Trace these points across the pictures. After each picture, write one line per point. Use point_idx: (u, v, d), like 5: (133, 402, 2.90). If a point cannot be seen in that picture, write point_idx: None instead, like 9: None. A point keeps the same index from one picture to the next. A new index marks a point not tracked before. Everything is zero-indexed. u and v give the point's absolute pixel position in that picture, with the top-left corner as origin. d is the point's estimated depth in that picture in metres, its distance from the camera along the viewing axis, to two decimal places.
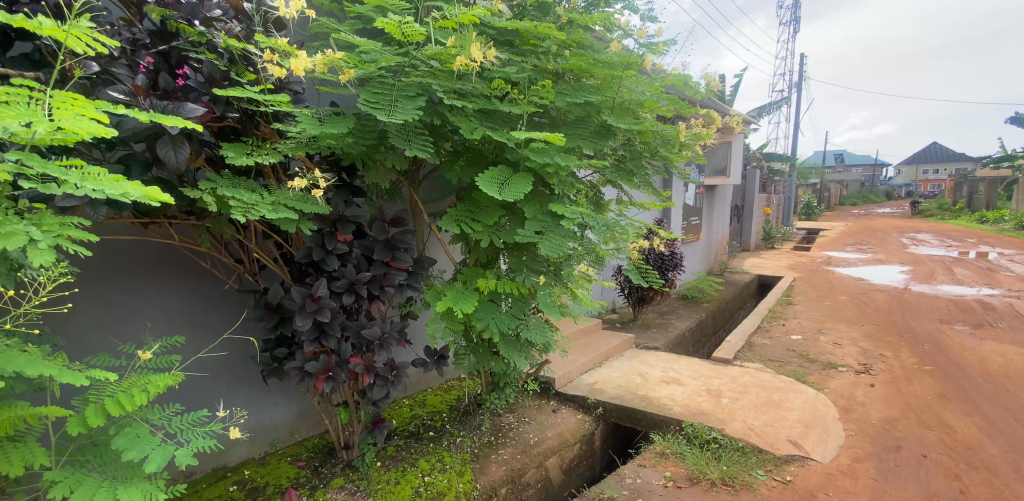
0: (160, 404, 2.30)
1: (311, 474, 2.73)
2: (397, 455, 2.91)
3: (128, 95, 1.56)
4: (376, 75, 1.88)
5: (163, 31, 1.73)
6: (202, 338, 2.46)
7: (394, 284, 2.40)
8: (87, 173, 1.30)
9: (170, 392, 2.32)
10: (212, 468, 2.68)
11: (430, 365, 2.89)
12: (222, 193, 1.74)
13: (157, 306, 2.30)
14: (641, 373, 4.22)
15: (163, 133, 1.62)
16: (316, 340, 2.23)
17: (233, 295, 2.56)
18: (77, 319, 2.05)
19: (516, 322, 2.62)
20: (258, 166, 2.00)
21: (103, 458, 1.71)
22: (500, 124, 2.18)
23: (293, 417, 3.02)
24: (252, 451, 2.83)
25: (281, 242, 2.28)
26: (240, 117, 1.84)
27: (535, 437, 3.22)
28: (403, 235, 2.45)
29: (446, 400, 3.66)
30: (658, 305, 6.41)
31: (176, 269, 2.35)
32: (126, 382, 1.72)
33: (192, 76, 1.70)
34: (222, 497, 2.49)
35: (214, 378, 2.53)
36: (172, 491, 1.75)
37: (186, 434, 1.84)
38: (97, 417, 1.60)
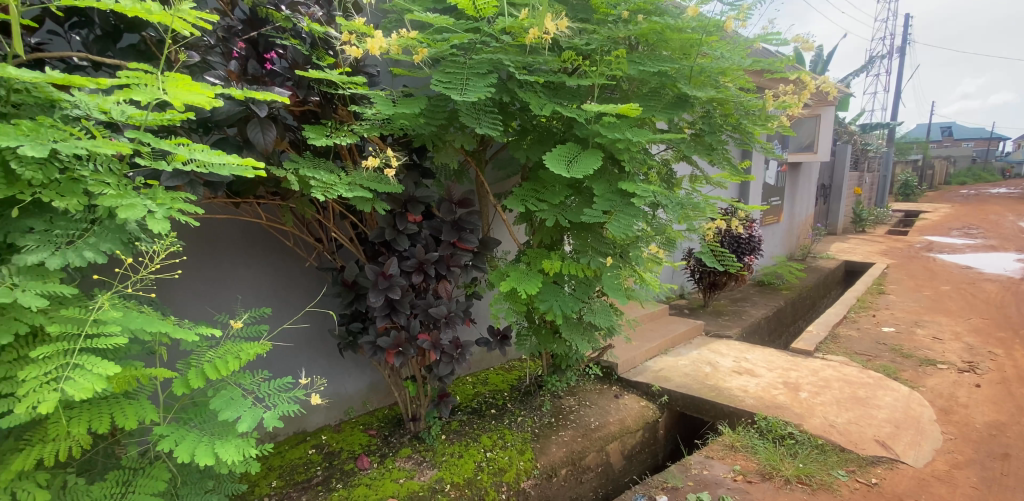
0: (251, 370, 2.50)
1: (380, 443, 2.88)
2: (461, 429, 3.00)
3: (223, 80, 1.66)
4: (448, 53, 1.84)
5: (253, 18, 1.77)
6: (285, 311, 2.62)
7: (460, 265, 2.44)
8: (193, 148, 1.42)
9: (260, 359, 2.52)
10: (293, 431, 2.90)
11: (494, 344, 2.90)
12: (304, 173, 1.82)
13: (247, 281, 2.47)
14: (711, 362, 4.05)
15: (252, 117, 1.72)
16: (387, 316, 2.32)
17: (312, 272, 2.70)
18: (179, 291, 2.25)
19: (580, 305, 2.56)
20: (336, 147, 2.06)
21: (202, 417, 1.90)
22: (569, 100, 2.10)
23: (365, 388, 3.18)
24: (329, 418, 3.03)
25: (356, 222, 2.36)
26: (321, 101, 1.90)
27: (596, 421, 3.19)
28: (469, 215, 2.46)
29: (507, 379, 3.69)
30: (732, 291, 6.10)
31: (262, 246, 2.50)
32: (221, 349, 1.88)
33: (279, 62, 1.77)
34: (302, 460, 2.69)
35: (298, 349, 2.70)
36: (261, 449, 1.90)
37: (273, 399, 1.99)
38: (197, 380, 1.77)
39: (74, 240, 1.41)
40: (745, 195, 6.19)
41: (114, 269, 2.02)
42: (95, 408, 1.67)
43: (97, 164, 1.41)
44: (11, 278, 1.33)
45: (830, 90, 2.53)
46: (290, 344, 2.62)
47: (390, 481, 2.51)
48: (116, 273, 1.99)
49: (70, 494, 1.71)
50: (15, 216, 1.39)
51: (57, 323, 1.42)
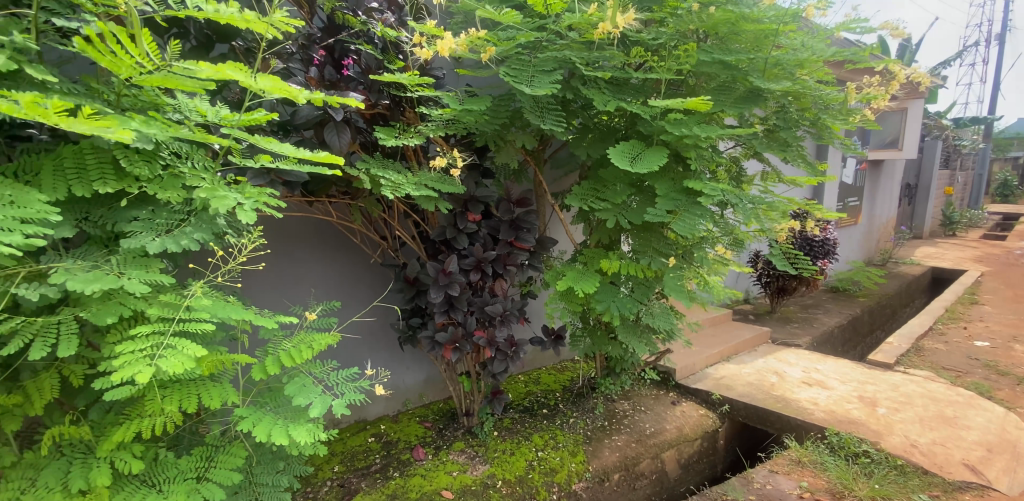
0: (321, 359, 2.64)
1: (435, 435, 2.95)
2: (513, 427, 3.01)
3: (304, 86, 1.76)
4: (514, 52, 1.88)
5: (331, 25, 1.86)
6: (352, 305, 2.74)
7: (517, 264, 2.44)
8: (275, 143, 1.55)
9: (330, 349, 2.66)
10: (354, 419, 3.03)
11: (548, 344, 2.89)
12: (374, 173, 1.90)
13: (318, 275, 2.60)
14: (777, 371, 3.85)
15: (328, 120, 1.85)
16: (445, 312, 2.37)
17: (377, 268, 2.80)
18: (258, 283, 2.41)
19: (639, 307, 2.50)
20: (402, 149, 2.13)
21: (276, 401, 2.02)
22: (633, 95, 2.09)
23: (422, 381, 3.27)
24: (388, 409, 3.14)
25: (418, 221, 2.43)
26: (390, 103, 1.98)
27: (652, 427, 3.11)
28: (528, 214, 2.46)
29: (560, 380, 3.67)
30: (801, 297, 5.77)
31: (332, 243, 2.62)
32: (295, 339, 1.99)
33: (354, 67, 1.85)
34: (362, 447, 2.81)
35: (363, 342, 2.82)
36: (327, 435, 2.00)
37: (340, 387, 2.09)
38: (274, 366, 1.88)
39: (172, 228, 1.55)
40: (819, 196, 5.83)
41: (206, 259, 2.20)
42: (184, 387, 1.82)
43: (195, 162, 1.59)
44: (117, 268, 1.47)
45: (923, 81, 2.33)
46: (356, 336, 2.74)
47: (444, 474, 2.56)
48: (208, 264, 2.16)
49: (161, 466, 1.87)
50: (123, 208, 1.55)
51: (156, 307, 1.56)
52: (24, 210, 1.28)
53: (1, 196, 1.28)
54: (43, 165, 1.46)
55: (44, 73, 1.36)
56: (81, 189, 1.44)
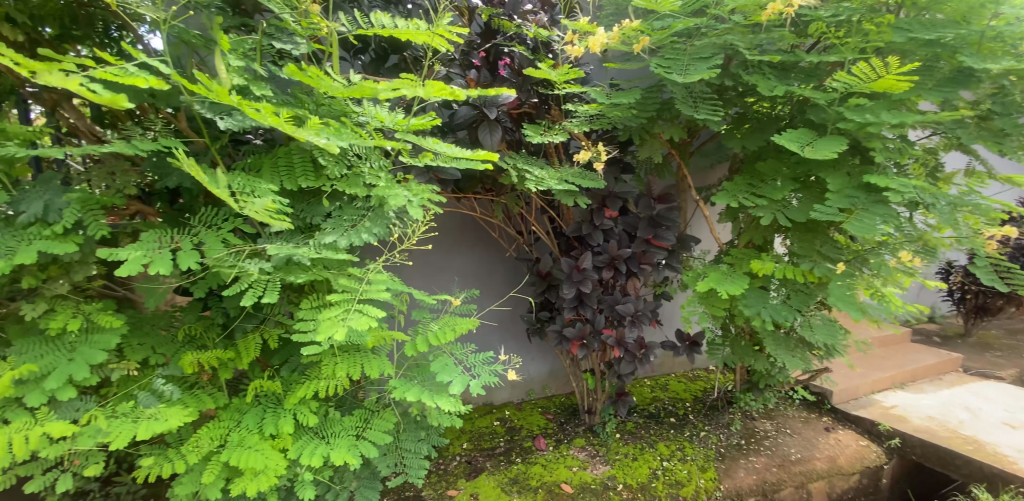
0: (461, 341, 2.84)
1: (557, 428, 2.98)
2: (637, 432, 2.92)
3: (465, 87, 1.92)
4: (669, 41, 1.84)
5: (487, 30, 1.96)
6: (489, 295, 2.89)
7: (653, 263, 2.33)
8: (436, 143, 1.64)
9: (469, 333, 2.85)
10: (482, 402, 3.20)
11: (682, 350, 2.72)
12: (521, 168, 1.98)
13: (459, 266, 2.79)
14: (968, 407, 3.22)
15: (482, 121, 1.96)
16: (575, 309, 2.38)
17: (511, 261, 2.90)
18: (410, 271, 2.66)
19: (795, 316, 2.24)
20: (545, 146, 2.17)
21: (423, 376, 2.22)
22: (803, 79, 1.98)
23: (546, 374, 3.32)
24: (513, 396, 3.26)
25: (554, 216, 2.45)
26: (538, 102, 2.04)
27: (797, 453, 2.80)
28: (670, 211, 2.31)
29: (690, 389, 3.47)
30: (1007, 322, 4.75)
31: (472, 236, 2.78)
32: (441, 322, 2.16)
33: (508, 68, 1.94)
34: (488, 430, 2.96)
35: (496, 330, 2.96)
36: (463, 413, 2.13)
37: (478, 369, 2.21)
38: (422, 344, 2.07)
39: (356, 223, 1.83)
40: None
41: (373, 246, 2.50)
42: (353, 358, 2.08)
43: (373, 162, 1.86)
44: (315, 251, 1.76)
45: None
46: (493, 323, 2.89)
47: (564, 467, 2.59)
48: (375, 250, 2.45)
49: (330, 422, 2.17)
50: (319, 203, 1.86)
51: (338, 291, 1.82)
52: (259, 196, 1.60)
53: (243, 187, 1.63)
54: (262, 163, 1.78)
55: (265, 89, 1.62)
56: (290, 183, 1.75)
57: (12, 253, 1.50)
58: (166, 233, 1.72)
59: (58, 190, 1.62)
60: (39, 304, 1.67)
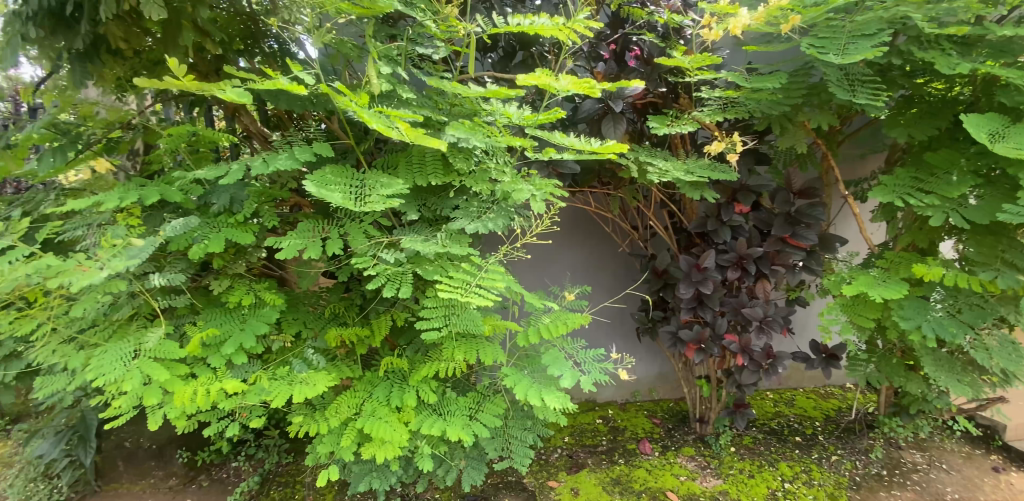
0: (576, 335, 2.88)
1: (664, 433, 2.86)
2: (755, 447, 2.70)
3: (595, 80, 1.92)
4: (824, 18, 1.66)
5: (616, 19, 1.94)
6: (599, 291, 2.85)
7: (788, 264, 2.14)
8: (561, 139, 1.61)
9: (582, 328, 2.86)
10: (585, 399, 3.18)
11: (817, 362, 2.49)
12: (644, 160, 1.90)
13: (570, 260, 2.78)
14: None
15: (607, 113, 1.93)
16: (693, 310, 2.24)
17: (622, 257, 2.83)
18: (523, 265, 2.70)
19: (965, 333, 1.92)
20: (670, 136, 2.07)
21: (533, 366, 2.25)
22: (994, 54, 1.68)
23: (654, 376, 3.20)
24: (617, 395, 3.20)
25: (675, 211, 2.33)
26: (667, 91, 1.95)
27: (956, 494, 2.39)
28: (812, 207, 2.10)
29: (821, 407, 3.13)
30: None
31: (583, 230, 2.76)
32: (553, 314, 2.17)
33: (638, 58, 1.90)
34: (590, 427, 2.93)
35: (608, 328, 2.92)
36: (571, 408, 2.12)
37: (588, 366, 2.18)
38: (534, 336, 2.10)
39: (482, 212, 1.90)
40: None
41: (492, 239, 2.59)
42: (470, 343, 2.17)
43: (499, 158, 1.91)
44: (443, 242, 1.85)
45: None
46: (605, 319, 2.85)
47: (671, 475, 2.48)
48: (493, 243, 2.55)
49: (446, 402, 2.29)
50: (449, 197, 1.95)
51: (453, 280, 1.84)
52: (387, 192, 1.71)
53: (379, 182, 1.75)
54: (399, 161, 1.88)
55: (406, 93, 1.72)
56: (422, 180, 1.82)
57: (208, 237, 1.79)
58: (318, 223, 1.92)
59: (240, 183, 1.89)
60: (224, 280, 1.97)
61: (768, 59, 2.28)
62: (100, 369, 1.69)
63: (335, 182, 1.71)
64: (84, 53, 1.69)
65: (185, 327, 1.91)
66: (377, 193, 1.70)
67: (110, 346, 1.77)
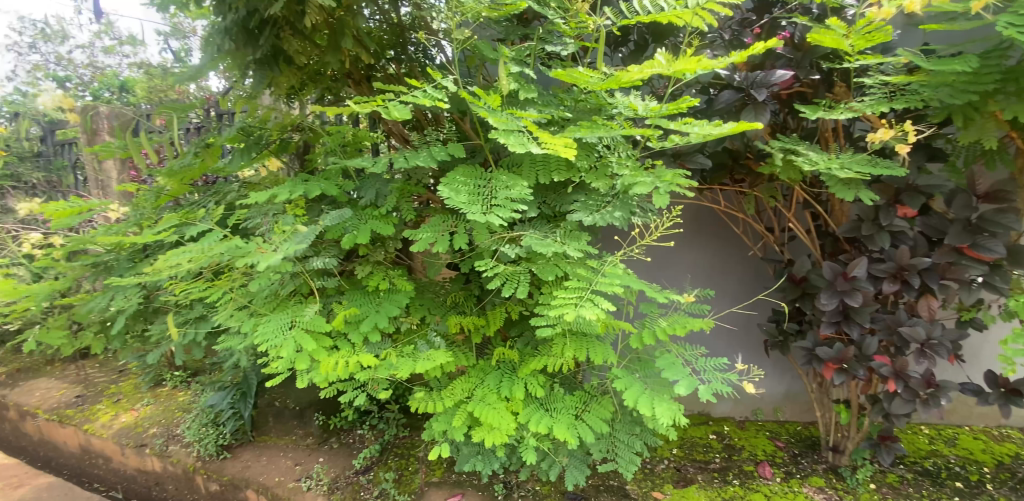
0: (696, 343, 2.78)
1: (788, 458, 2.60)
2: (902, 488, 2.34)
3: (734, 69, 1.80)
4: None
5: (764, 3, 1.83)
6: (723, 296, 2.67)
7: (963, 279, 1.84)
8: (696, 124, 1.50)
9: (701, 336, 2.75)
10: (698, 411, 3.04)
11: (994, 398, 2.07)
12: (791, 152, 1.73)
13: (692, 261, 2.65)
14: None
15: (748, 103, 1.76)
16: (835, 325, 2.00)
17: (752, 262, 2.62)
18: (642, 263, 2.66)
19: None
20: (821, 127, 1.89)
21: (646, 371, 2.15)
22: None
23: (780, 395, 2.92)
24: (735, 412, 2.99)
25: (821, 212, 2.11)
26: (818, 78, 1.79)
27: None
28: (1000, 214, 1.78)
29: (991, 452, 2.63)
30: None
31: (708, 230, 2.62)
32: (670, 317, 2.05)
33: (786, 43, 1.78)
34: (702, 441, 2.77)
35: (733, 339, 2.75)
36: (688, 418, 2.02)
37: (708, 374, 2.03)
38: (649, 338, 1.99)
39: (602, 208, 1.80)
40: None
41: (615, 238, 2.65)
42: (580, 342, 2.12)
43: (621, 152, 1.82)
44: (561, 238, 1.83)
45: None
46: (734, 326, 2.68)
47: None
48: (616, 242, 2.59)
49: (554, 398, 2.29)
50: (567, 193, 1.93)
51: (575, 281, 1.84)
52: (510, 193, 1.70)
53: (504, 181, 1.76)
54: (522, 161, 1.87)
55: (532, 93, 1.72)
56: (545, 178, 1.79)
57: (357, 228, 2.00)
58: (447, 218, 2.04)
59: (384, 180, 2.08)
60: (366, 267, 2.20)
61: (951, 39, 2.01)
62: (265, 334, 1.95)
63: (463, 184, 1.76)
64: (264, 61, 1.93)
65: (333, 305, 2.15)
66: (500, 195, 1.70)
67: (273, 315, 2.05)
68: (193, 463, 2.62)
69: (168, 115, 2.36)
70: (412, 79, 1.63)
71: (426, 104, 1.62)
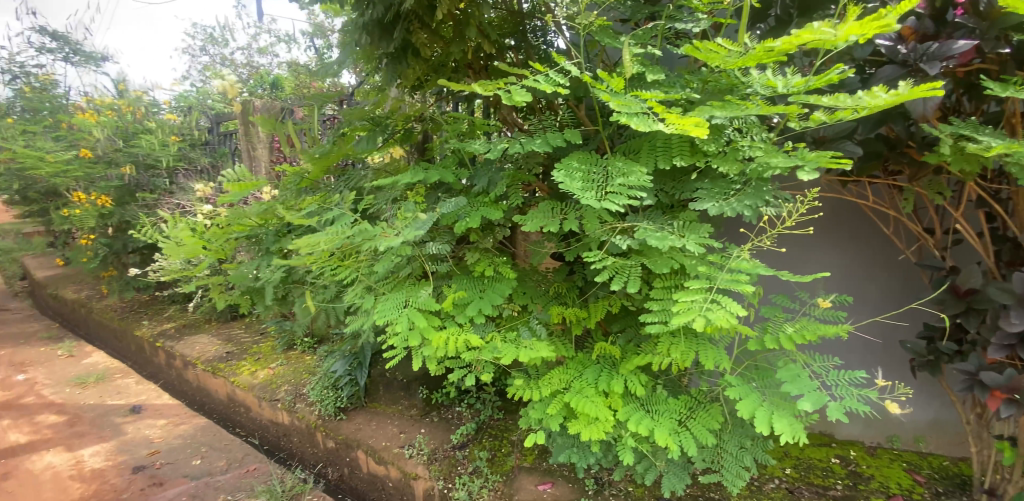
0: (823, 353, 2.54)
1: (929, 496, 2.28)
2: None
3: (896, 40, 1.58)
4: None
5: None
6: (861, 304, 2.41)
7: None
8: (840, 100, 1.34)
9: (829, 346, 2.53)
10: (819, 431, 2.78)
11: None
12: (965, 138, 1.48)
13: (827, 263, 2.44)
14: None
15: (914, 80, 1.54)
16: (1010, 349, 1.69)
17: (899, 268, 2.33)
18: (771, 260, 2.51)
19: None
20: (1005, 111, 1.63)
21: (764, 381, 1.99)
22: None
23: (923, 422, 2.56)
24: (865, 435, 2.69)
25: (999, 212, 1.81)
26: (1009, 53, 1.53)
27: None
28: None
29: None
30: None
31: (849, 230, 2.38)
32: (799, 323, 1.85)
33: (967, 12, 1.53)
34: (821, 464, 2.52)
35: (868, 353, 2.47)
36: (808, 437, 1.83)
37: (840, 390, 1.82)
38: (770, 345, 1.84)
39: (730, 195, 1.67)
40: None
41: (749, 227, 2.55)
42: (691, 343, 1.98)
43: (753, 135, 1.67)
44: (679, 231, 1.75)
45: None
46: (875, 338, 2.39)
47: None
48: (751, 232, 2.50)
49: (657, 399, 2.19)
50: (691, 180, 1.82)
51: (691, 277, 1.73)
52: (626, 180, 1.65)
53: (619, 167, 1.72)
54: (641, 146, 1.81)
55: (658, 73, 1.64)
56: (665, 163, 1.71)
57: (469, 215, 2.07)
58: (558, 205, 2.01)
59: (497, 169, 2.14)
60: (475, 253, 2.28)
61: None
62: (384, 312, 2.11)
63: (577, 171, 1.73)
64: (395, 56, 2.07)
65: (442, 288, 2.26)
66: (616, 183, 1.64)
67: (392, 294, 2.21)
68: (315, 420, 2.93)
69: (312, 108, 2.66)
70: (536, 65, 1.63)
71: (547, 90, 1.61)
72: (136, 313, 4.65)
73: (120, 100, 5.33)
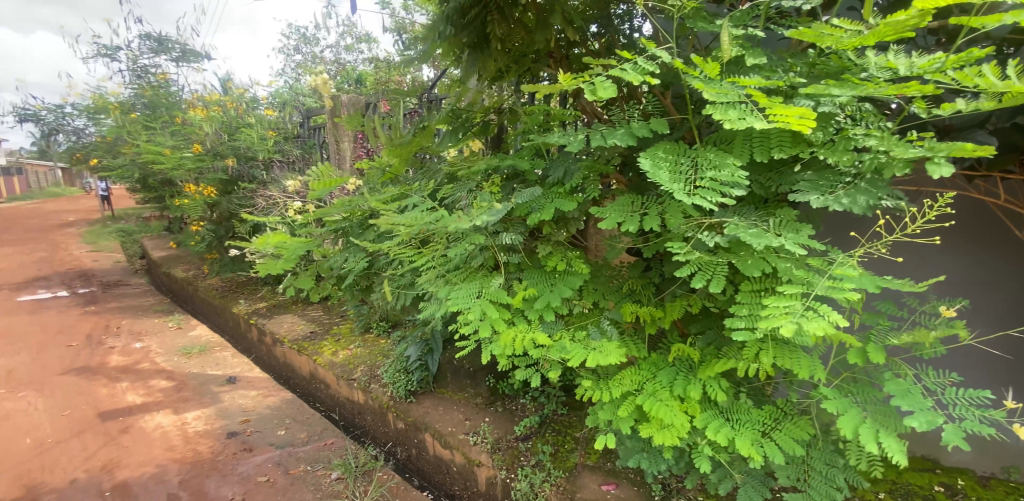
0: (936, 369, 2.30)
1: None
2: None
3: None
4: None
5: None
6: (982, 315, 2.16)
7: None
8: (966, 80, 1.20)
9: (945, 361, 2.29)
10: (922, 454, 2.53)
11: None
12: None
13: (944, 268, 2.19)
14: None
15: None
16: None
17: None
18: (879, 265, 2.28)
19: None
20: None
21: (865, 396, 1.82)
22: None
23: None
24: (980, 464, 2.40)
25: None
26: None
27: None
28: None
29: None
30: None
31: (973, 232, 2.12)
32: (910, 335, 1.67)
33: None
34: (924, 492, 2.27)
35: (992, 371, 2.21)
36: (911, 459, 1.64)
37: (960, 410, 1.61)
38: (872, 357, 1.67)
39: (837, 189, 1.54)
40: None
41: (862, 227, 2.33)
42: (782, 350, 1.84)
43: (869, 122, 1.54)
44: (775, 228, 1.64)
45: None
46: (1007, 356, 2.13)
47: None
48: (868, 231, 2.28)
49: (739, 408, 2.06)
50: (792, 172, 1.69)
51: (786, 280, 1.61)
52: (718, 174, 1.57)
53: (710, 159, 1.64)
54: (734, 136, 1.71)
55: (761, 57, 1.55)
56: (762, 155, 1.61)
57: (544, 207, 2.05)
58: (638, 199, 1.95)
59: (574, 160, 2.10)
60: (549, 245, 2.26)
61: None
62: (457, 299, 2.15)
63: (665, 160, 1.67)
64: (479, 46, 2.08)
65: (514, 281, 2.28)
66: (707, 177, 1.58)
67: (465, 283, 2.26)
68: (387, 401, 3.07)
69: (396, 100, 2.76)
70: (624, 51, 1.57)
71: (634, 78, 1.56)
72: (234, 292, 5.11)
73: (226, 97, 5.86)
